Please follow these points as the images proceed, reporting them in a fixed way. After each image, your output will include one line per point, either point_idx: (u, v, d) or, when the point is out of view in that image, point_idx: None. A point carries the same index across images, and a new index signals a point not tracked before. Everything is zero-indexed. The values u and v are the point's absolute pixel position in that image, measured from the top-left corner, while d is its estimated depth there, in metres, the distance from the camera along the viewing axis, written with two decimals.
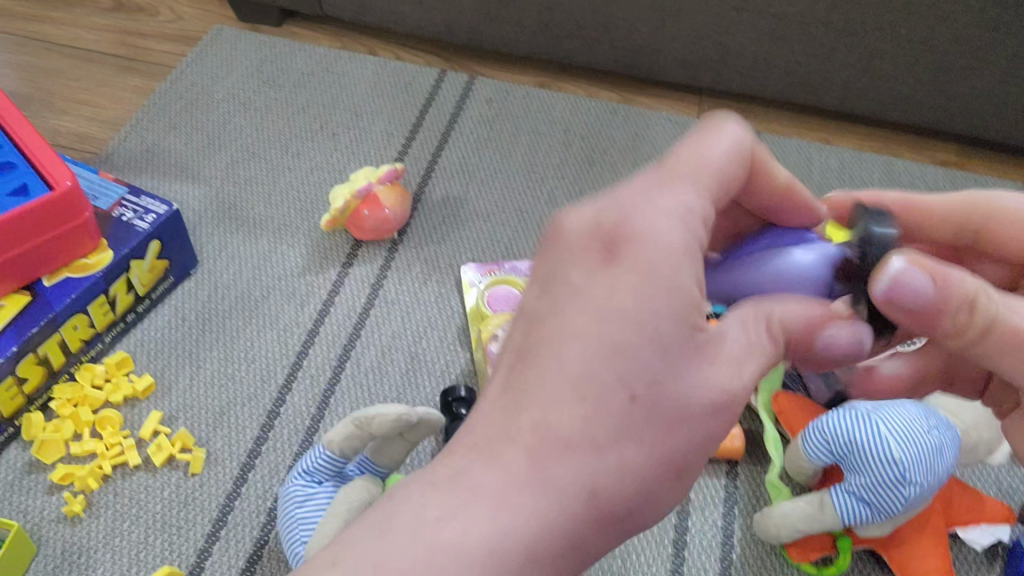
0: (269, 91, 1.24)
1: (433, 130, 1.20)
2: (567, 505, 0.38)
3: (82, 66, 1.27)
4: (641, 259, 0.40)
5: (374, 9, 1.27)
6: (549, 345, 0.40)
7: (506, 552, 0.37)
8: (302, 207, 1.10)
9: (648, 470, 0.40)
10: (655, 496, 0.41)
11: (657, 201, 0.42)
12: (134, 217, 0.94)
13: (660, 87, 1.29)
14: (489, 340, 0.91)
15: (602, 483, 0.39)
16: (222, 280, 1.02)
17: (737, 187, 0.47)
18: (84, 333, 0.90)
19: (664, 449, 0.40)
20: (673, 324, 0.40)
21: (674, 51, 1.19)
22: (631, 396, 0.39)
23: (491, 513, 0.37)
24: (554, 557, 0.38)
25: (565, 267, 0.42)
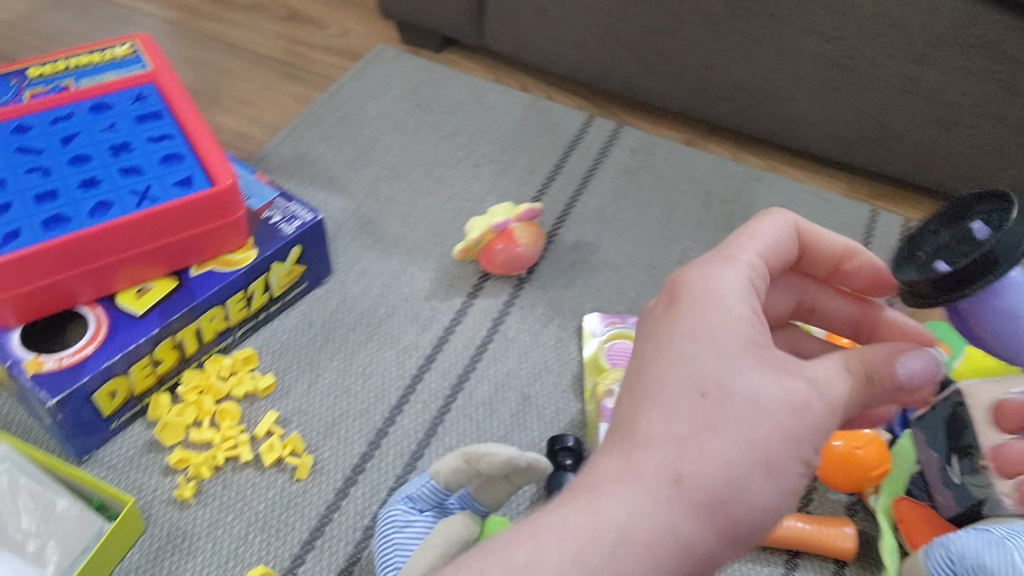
0: (421, 114, 1.28)
1: (574, 173, 1.20)
2: (652, 490, 0.42)
3: (251, 68, 1.34)
4: (692, 294, 0.47)
5: (533, 48, 1.29)
6: (637, 378, 0.46)
7: (603, 535, 0.41)
8: (437, 232, 1.12)
9: (735, 461, 0.42)
10: (751, 493, 0.42)
11: (709, 257, 0.51)
12: (281, 221, 0.97)
13: (810, 159, 1.26)
14: (604, 396, 0.91)
15: (685, 468, 0.42)
16: (351, 294, 1.04)
17: (786, 256, 0.54)
18: (219, 325, 0.94)
19: (748, 438, 0.43)
20: (730, 336, 0.45)
21: (832, 125, 1.15)
22: (700, 393, 0.44)
23: (594, 507, 0.42)
24: (653, 544, 0.41)
25: (644, 325, 0.49)
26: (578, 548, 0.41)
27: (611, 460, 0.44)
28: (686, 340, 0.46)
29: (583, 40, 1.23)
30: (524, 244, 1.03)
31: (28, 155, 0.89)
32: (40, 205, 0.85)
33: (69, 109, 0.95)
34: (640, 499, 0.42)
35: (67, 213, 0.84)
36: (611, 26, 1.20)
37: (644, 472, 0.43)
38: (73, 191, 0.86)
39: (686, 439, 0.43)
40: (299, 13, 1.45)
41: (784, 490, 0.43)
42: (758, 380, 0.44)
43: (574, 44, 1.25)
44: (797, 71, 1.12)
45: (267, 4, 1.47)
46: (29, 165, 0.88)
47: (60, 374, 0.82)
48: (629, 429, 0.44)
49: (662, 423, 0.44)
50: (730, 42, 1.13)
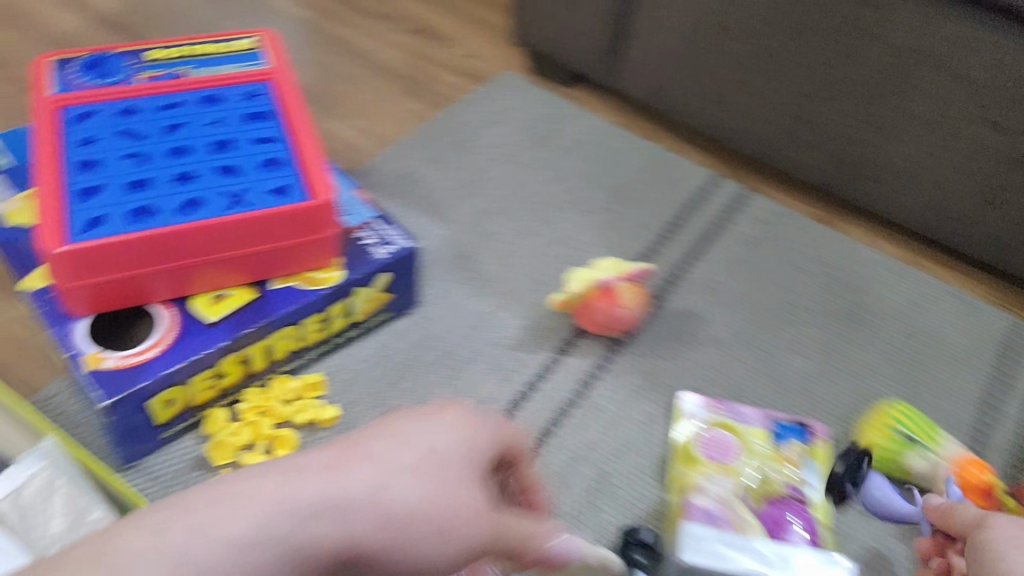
0: (538, 149, 1.21)
1: (689, 235, 1.11)
2: (327, 499, 0.43)
3: (372, 79, 1.30)
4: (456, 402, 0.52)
5: (666, 96, 1.21)
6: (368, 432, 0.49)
7: (269, 514, 0.41)
8: (535, 278, 1.04)
9: (420, 503, 0.46)
10: (407, 545, 0.45)
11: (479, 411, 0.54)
12: (374, 244, 0.91)
13: (954, 258, 1.14)
14: (697, 493, 0.81)
15: (369, 499, 0.44)
16: (435, 331, 0.98)
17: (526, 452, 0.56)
18: (291, 345, 0.89)
19: (435, 497, 0.46)
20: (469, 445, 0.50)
21: (984, 223, 1.04)
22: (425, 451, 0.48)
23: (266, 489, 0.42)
24: (295, 548, 0.42)
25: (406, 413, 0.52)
26: (247, 524, 0.41)
27: (312, 461, 0.45)
28: (429, 431, 0.49)
29: (722, 93, 1.15)
30: (627, 303, 0.94)
31: (130, 140, 0.87)
32: (132, 193, 0.81)
33: (180, 100, 0.92)
34: (314, 493, 0.43)
35: (157, 206, 0.80)
36: (753, 83, 1.11)
37: (274, 506, 0.42)
38: (168, 184, 0.83)
39: (351, 500, 0.44)
40: (431, 28, 1.41)
41: (447, 559, 0.47)
42: (431, 485, 0.47)
43: (710, 98, 1.17)
44: (953, 157, 1.01)
45: (400, 15, 1.43)
46: (129, 151, 0.86)
47: (120, 375, 0.77)
48: (344, 450, 0.46)
49: (385, 452, 0.47)
50: (882, 115, 1.03)
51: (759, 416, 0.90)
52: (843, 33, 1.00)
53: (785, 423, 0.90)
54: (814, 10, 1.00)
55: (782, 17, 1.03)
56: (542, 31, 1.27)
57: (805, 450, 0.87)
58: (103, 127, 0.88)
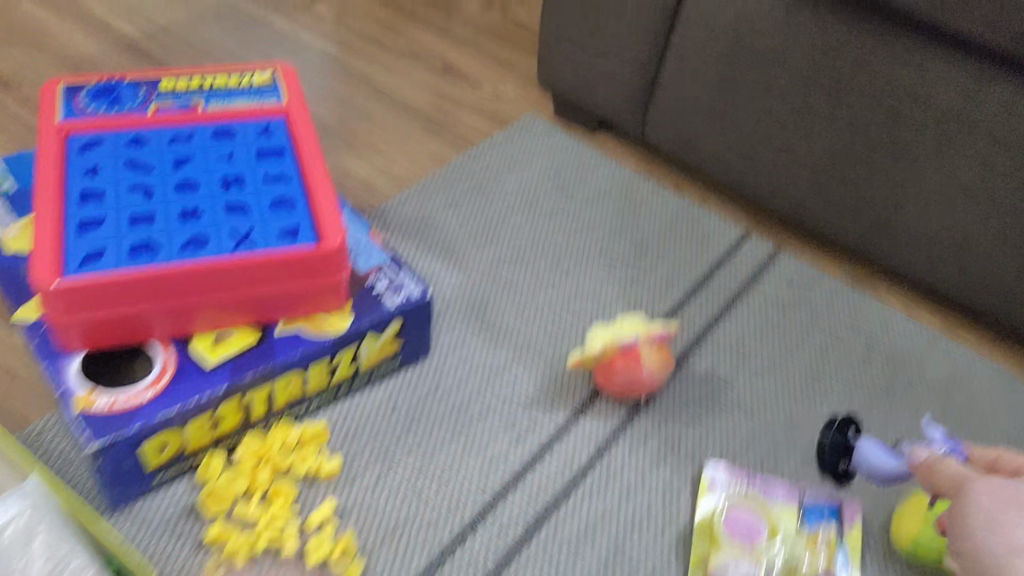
0: (561, 198, 1.17)
1: (716, 294, 1.06)
2: None
3: (394, 118, 1.27)
4: None
5: (696, 148, 1.17)
6: None
7: None
8: (553, 332, 0.99)
9: None
10: None
11: None
12: (386, 290, 0.87)
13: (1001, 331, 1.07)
14: None
15: None
16: (445, 382, 0.92)
17: None
18: (295, 390, 0.83)
19: None
20: None
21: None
22: None
23: None
24: None
25: None
26: None
27: None
28: None
29: (755, 148, 1.11)
30: (650, 361, 0.88)
31: (136, 172, 0.85)
32: (134, 227, 0.80)
33: (190, 131, 0.91)
34: None
35: (158, 242, 0.79)
36: (787, 140, 1.07)
37: None
38: (171, 220, 0.81)
39: None
40: (456, 68, 1.38)
41: None
42: None
43: (743, 152, 1.12)
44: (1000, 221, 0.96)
45: (425, 54, 1.40)
46: (133, 182, 0.84)
47: (111, 417, 0.73)
48: None
49: None
50: (926, 178, 0.99)
51: (790, 496, 0.84)
52: (886, 91, 0.97)
53: (815, 505, 0.84)
54: (853, 67, 0.98)
55: (824, 72, 1.00)
56: (571, 76, 1.24)
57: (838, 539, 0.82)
58: (109, 156, 0.86)
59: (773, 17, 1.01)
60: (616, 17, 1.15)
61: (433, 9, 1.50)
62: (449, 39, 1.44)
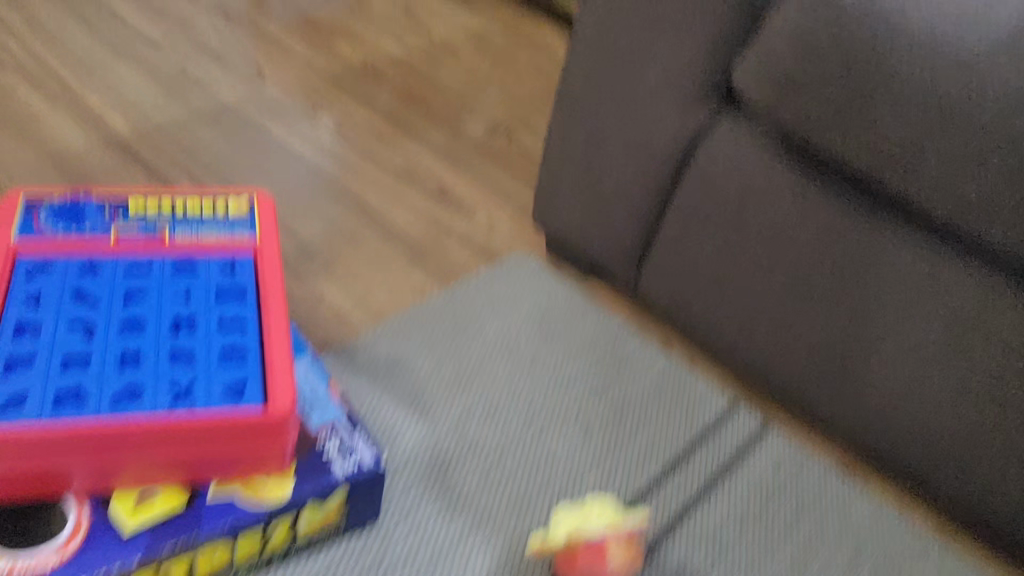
0: (544, 347, 1.10)
1: (698, 471, 0.98)
2: None
3: (379, 243, 1.22)
4: None
5: (687, 309, 1.11)
6: None
7: None
8: (516, 504, 0.91)
9: None
10: None
11: None
12: (336, 455, 0.80)
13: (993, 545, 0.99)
14: None
15: None
16: (392, 556, 0.84)
17: None
18: (218, 562, 0.76)
19: None
20: None
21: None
22: None
23: None
24: None
25: None
26: None
27: None
28: None
29: (750, 319, 1.05)
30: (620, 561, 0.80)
31: (83, 305, 0.80)
32: (65, 371, 0.73)
33: (149, 262, 0.86)
34: None
35: (88, 391, 0.72)
36: (783, 316, 1.02)
37: None
38: (107, 365, 0.75)
39: None
40: (451, 193, 1.34)
41: None
42: None
43: (737, 320, 1.06)
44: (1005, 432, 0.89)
45: (422, 175, 1.37)
46: (77, 316, 0.78)
47: None
48: None
49: None
50: (928, 377, 0.93)
51: None
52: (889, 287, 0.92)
53: None
54: (855, 257, 0.93)
55: (825, 258, 0.96)
56: (565, 218, 1.19)
57: None
58: (56, 284, 0.81)
59: (776, 194, 0.97)
60: (617, 166, 1.10)
61: (436, 129, 1.47)
62: (447, 161, 1.41)
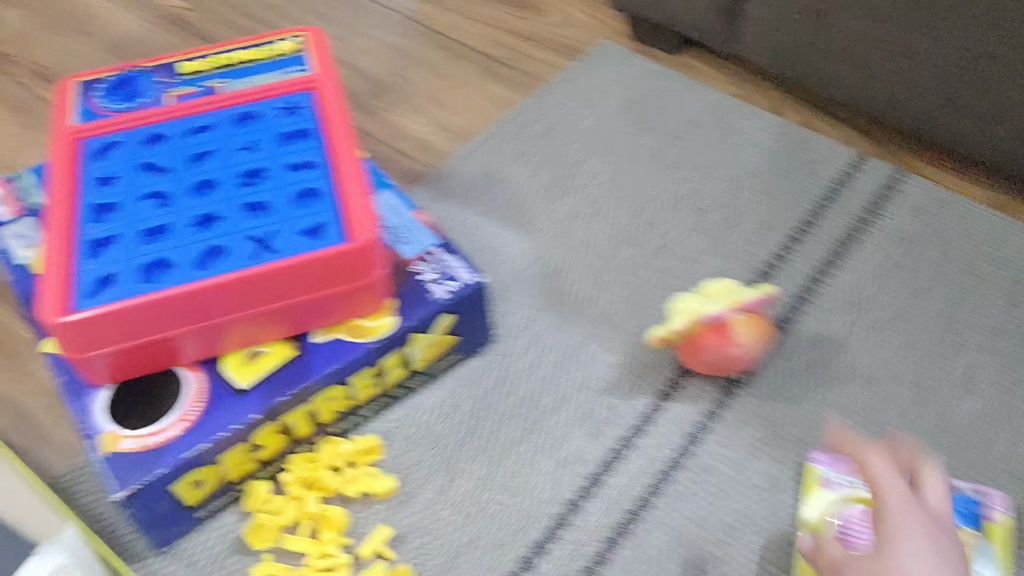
0: (640, 137, 1.02)
1: (825, 237, 0.90)
2: None
3: (451, 61, 1.15)
4: None
5: (793, 62, 1.01)
6: None
7: None
8: (635, 298, 0.87)
9: None
10: None
11: None
12: (433, 281, 0.77)
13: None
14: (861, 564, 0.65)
15: None
16: (514, 370, 0.81)
17: None
18: (341, 404, 0.75)
19: None
20: None
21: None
22: None
23: None
24: None
25: None
26: None
27: None
28: None
29: (864, 56, 0.94)
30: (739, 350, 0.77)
31: (152, 176, 0.77)
32: (149, 243, 0.72)
33: (210, 120, 0.82)
34: None
35: (173, 259, 0.70)
36: (899, 40, 0.90)
37: None
38: (187, 230, 0.72)
39: None
40: None
41: None
42: None
43: (853, 59, 0.95)
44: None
45: None
46: (150, 188, 0.76)
47: (138, 460, 0.67)
48: None
49: None
50: None
51: None
52: None
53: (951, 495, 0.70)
54: None
55: None
56: None
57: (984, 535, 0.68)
58: (124, 161, 0.78)
59: None
60: None
61: None
62: None
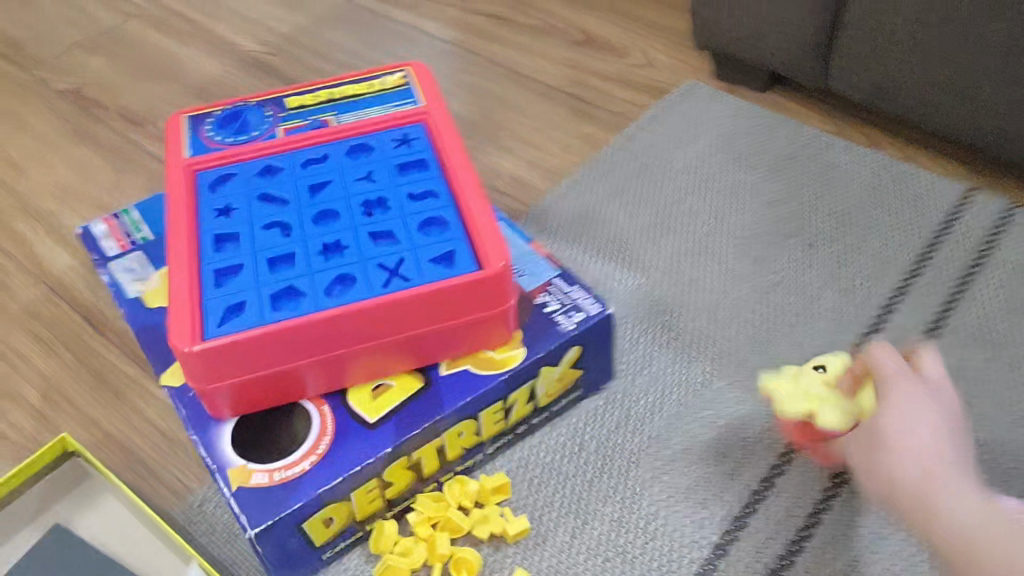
0: (740, 173, 1.01)
1: (946, 270, 0.87)
2: None
3: (536, 102, 1.14)
4: None
5: (893, 96, 0.99)
6: None
7: None
8: (755, 333, 0.84)
9: None
10: None
11: None
12: (559, 311, 0.75)
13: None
14: None
15: None
16: (638, 409, 0.78)
17: None
18: (468, 441, 0.73)
19: None
20: None
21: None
22: None
23: None
24: None
25: None
26: None
27: None
28: None
29: (973, 87, 0.92)
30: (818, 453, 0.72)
31: (270, 206, 0.76)
32: (274, 272, 0.71)
33: (324, 151, 0.81)
34: None
35: (302, 287, 0.69)
36: (1012, 71, 0.89)
37: None
38: (313, 259, 0.71)
39: None
40: (597, 37, 1.24)
41: None
42: None
43: (960, 92, 0.94)
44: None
45: (561, 25, 1.26)
46: (269, 218, 0.75)
47: (269, 494, 0.65)
48: None
49: None
50: None
51: None
52: None
53: None
54: None
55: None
56: (731, 29, 1.08)
57: None
58: (240, 191, 0.77)
59: None
60: None
61: None
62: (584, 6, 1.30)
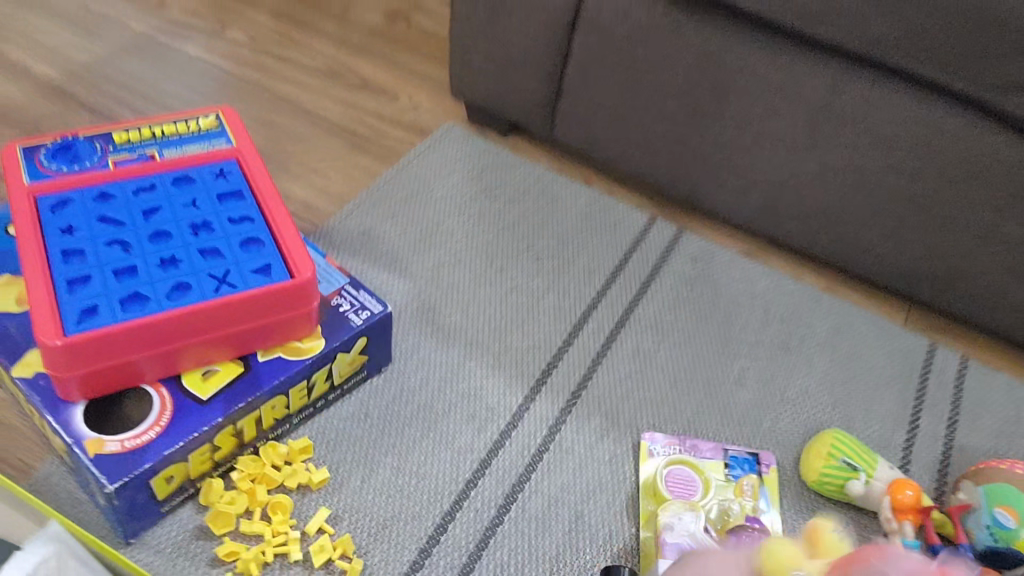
0: (486, 202, 1.27)
1: (634, 278, 1.19)
2: None
3: (320, 136, 1.35)
4: None
5: (600, 146, 1.30)
6: None
7: None
8: (497, 326, 1.10)
9: None
10: None
11: None
12: (350, 310, 0.97)
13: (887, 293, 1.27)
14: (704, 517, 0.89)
15: None
16: (409, 384, 1.02)
17: None
18: (279, 413, 0.92)
19: None
20: None
21: (936, 257, 1.16)
22: None
23: None
24: None
25: None
26: None
27: None
28: None
29: (653, 142, 1.25)
30: None
31: (109, 227, 0.91)
32: (120, 281, 0.86)
33: (152, 181, 0.97)
34: None
35: (145, 293, 0.85)
36: (678, 134, 1.22)
37: None
38: (153, 270, 0.87)
39: None
40: (371, 82, 1.46)
41: None
42: None
43: (645, 147, 1.26)
44: (914, 198, 1.12)
45: (338, 69, 1.47)
46: (110, 237, 0.90)
47: (123, 459, 0.80)
48: None
49: None
50: (793, 166, 1.17)
51: (717, 452, 0.98)
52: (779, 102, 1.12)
53: (737, 457, 0.99)
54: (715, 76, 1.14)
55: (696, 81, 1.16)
56: (480, 85, 1.34)
57: (759, 483, 0.96)
58: (81, 215, 0.91)
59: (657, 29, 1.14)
60: (522, 29, 1.24)
61: (331, 23, 1.57)
62: (359, 53, 1.52)
